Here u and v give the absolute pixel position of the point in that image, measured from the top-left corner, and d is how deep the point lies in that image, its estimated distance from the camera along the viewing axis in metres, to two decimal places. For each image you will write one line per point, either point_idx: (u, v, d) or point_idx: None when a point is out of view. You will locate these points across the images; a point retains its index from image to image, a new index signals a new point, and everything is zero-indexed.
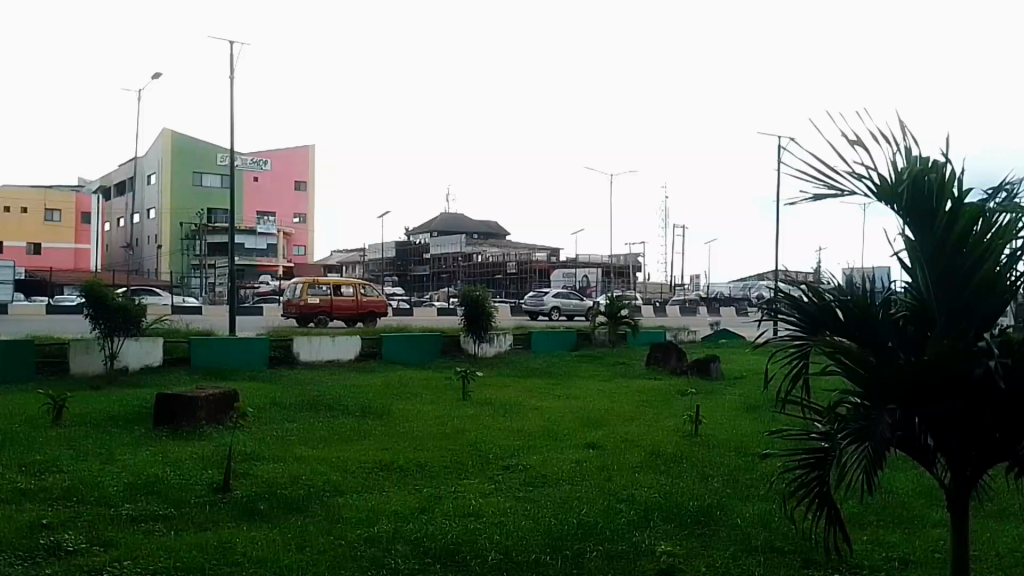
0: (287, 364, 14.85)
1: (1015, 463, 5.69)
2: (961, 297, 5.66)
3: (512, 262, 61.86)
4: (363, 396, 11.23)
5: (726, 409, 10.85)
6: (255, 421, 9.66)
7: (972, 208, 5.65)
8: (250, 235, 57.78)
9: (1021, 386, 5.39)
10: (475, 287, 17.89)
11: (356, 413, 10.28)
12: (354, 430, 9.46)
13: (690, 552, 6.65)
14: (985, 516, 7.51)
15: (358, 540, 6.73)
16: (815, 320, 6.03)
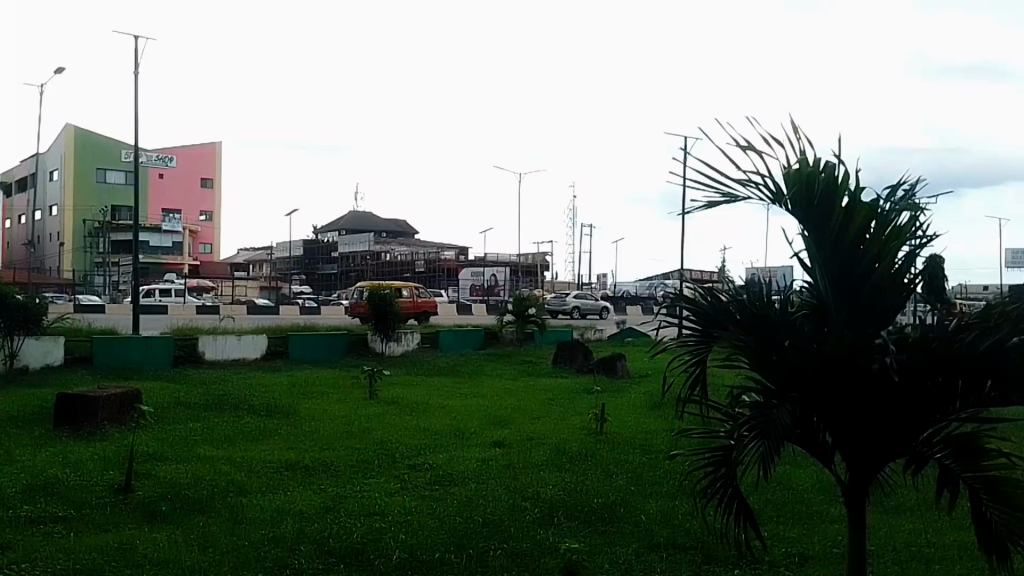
0: (193, 363, 14.75)
1: (911, 458, 6.12)
2: (858, 295, 6.09)
3: (421, 262, 61.91)
4: (273, 395, 11.18)
5: (630, 407, 10.96)
6: (159, 421, 9.58)
7: (868, 209, 6.04)
8: (156, 233, 57.72)
9: (914, 380, 5.85)
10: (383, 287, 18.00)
11: (261, 411, 10.25)
12: (258, 430, 9.41)
13: (593, 549, 6.68)
14: (882, 510, 7.58)
15: (262, 540, 6.67)
16: (716, 318, 6.32)
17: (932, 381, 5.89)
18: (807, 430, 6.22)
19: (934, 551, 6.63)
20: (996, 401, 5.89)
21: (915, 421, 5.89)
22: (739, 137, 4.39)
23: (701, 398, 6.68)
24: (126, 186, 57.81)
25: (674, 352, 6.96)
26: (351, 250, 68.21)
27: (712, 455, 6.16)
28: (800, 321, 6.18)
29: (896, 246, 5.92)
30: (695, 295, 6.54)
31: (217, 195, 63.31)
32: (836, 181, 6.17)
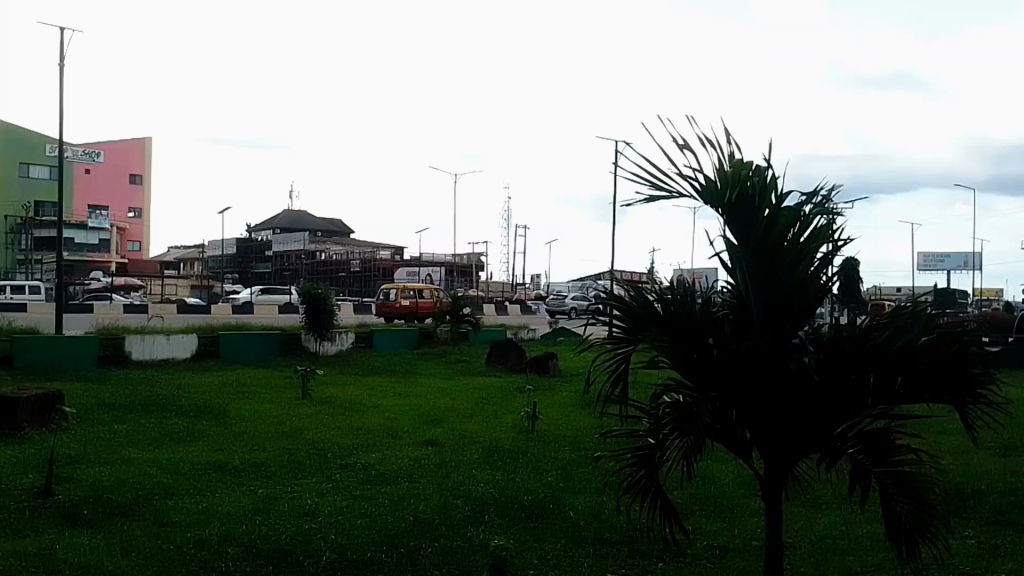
0: (118, 363, 14.44)
1: (825, 453, 6.42)
2: (777, 297, 6.31)
3: (355, 262, 61.80)
4: (202, 395, 11.01)
5: (561, 405, 11.15)
6: (82, 423, 9.33)
7: (790, 212, 6.20)
8: (81, 229, 55.52)
9: (828, 378, 6.15)
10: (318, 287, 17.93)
11: (190, 413, 10.06)
12: (184, 431, 9.26)
13: (521, 545, 6.76)
14: (799, 503, 7.85)
15: (188, 543, 6.54)
16: (642, 319, 6.48)
17: (846, 378, 6.19)
18: (727, 426, 6.44)
19: (846, 542, 6.89)
20: (904, 397, 6.23)
21: (827, 418, 6.20)
22: (675, 135, 4.47)
23: (625, 396, 6.83)
24: (51, 181, 55.75)
25: (600, 352, 7.09)
26: (282, 249, 67.38)
27: (634, 453, 6.32)
28: (722, 322, 6.40)
29: (813, 249, 6.14)
30: (623, 295, 6.67)
31: (145, 192, 61.92)
32: (761, 183, 6.36)
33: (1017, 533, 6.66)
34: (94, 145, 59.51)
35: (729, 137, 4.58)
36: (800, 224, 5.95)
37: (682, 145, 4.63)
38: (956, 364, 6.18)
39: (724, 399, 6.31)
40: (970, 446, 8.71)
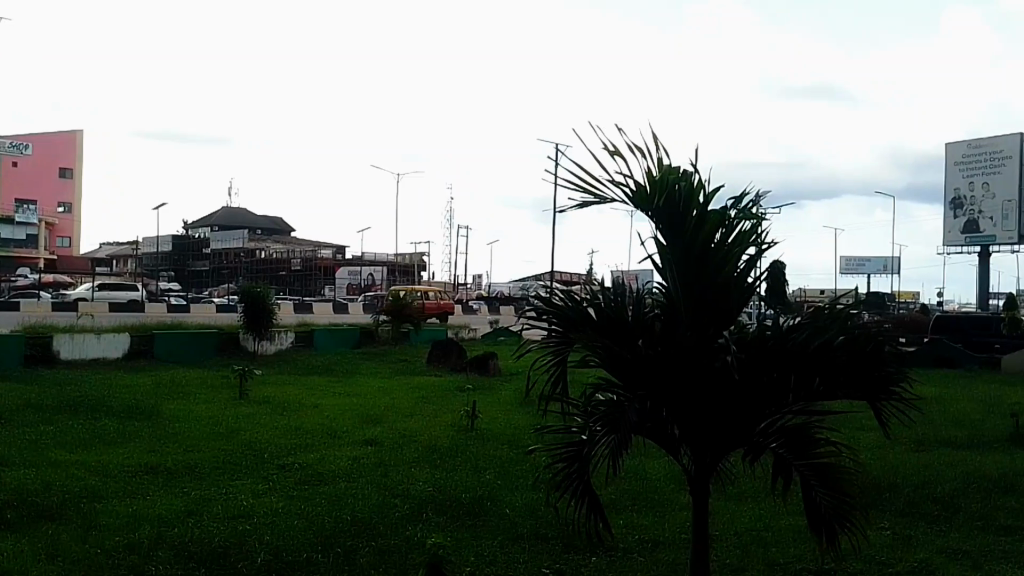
0: (46, 363, 13.98)
1: (749, 449, 6.67)
2: (704, 298, 6.55)
3: (297, 259, 62.97)
4: (133, 396, 10.75)
5: (500, 403, 11.29)
6: (4, 425, 9.00)
7: (716, 215, 6.44)
8: (8, 224, 52.99)
9: (751, 376, 6.40)
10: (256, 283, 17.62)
11: (121, 413, 9.82)
12: (114, 432, 9.05)
13: (458, 543, 6.82)
14: (727, 497, 8.12)
15: (117, 546, 6.39)
16: (575, 319, 6.64)
17: (768, 376, 6.44)
18: (657, 424, 6.65)
19: (770, 534, 7.16)
20: (822, 395, 6.51)
21: (750, 414, 6.45)
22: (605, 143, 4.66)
23: (560, 395, 6.97)
24: None
25: (536, 351, 7.20)
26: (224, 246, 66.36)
27: (566, 449, 6.45)
28: (652, 322, 6.62)
29: (738, 251, 6.39)
30: (557, 296, 6.82)
31: (76, 186, 59.74)
32: (690, 188, 6.63)
33: (928, 523, 7.03)
34: (25, 138, 57.12)
35: (657, 142, 4.67)
36: (724, 227, 6.19)
37: (612, 152, 4.82)
38: (871, 362, 6.51)
39: (652, 397, 6.52)
40: (887, 441, 9.17)
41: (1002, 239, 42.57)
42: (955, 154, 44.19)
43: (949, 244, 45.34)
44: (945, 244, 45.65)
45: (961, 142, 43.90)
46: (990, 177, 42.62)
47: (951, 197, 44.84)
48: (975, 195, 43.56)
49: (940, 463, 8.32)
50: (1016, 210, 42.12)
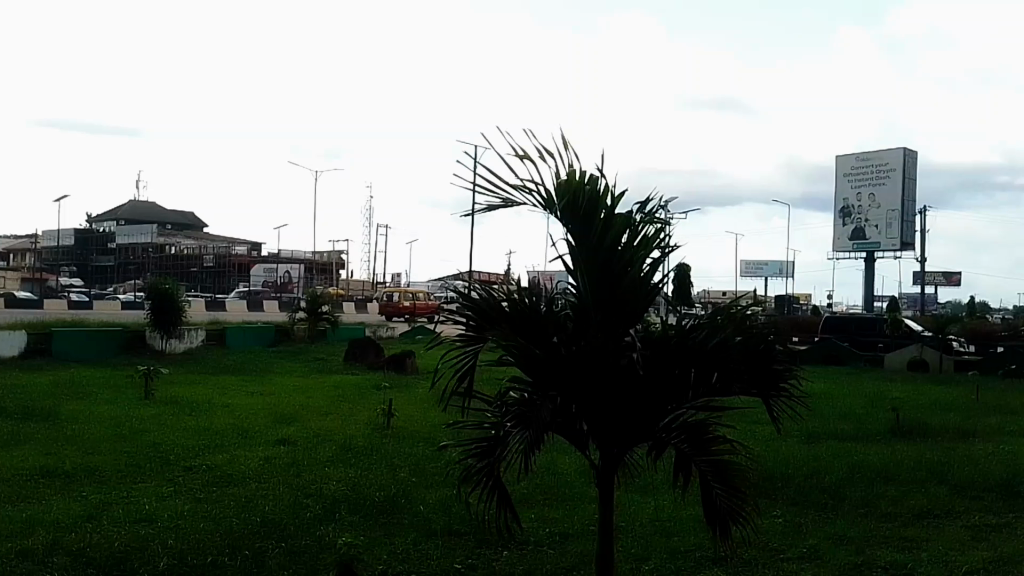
0: None
1: (652, 443, 6.96)
2: (612, 297, 6.84)
3: (210, 255, 61.39)
4: (28, 396, 10.25)
5: (417, 400, 11.37)
6: None
7: (623, 219, 6.76)
8: None
9: (656, 373, 6.70)
10: (166, 278, 16.88)
11: (15, 414, 9.36)
12: (6, 434, 8.61)
13: (369, 541, 6.82)
14: (634, 490, 8.44)
15: (8, 554, 6.08)
16: (490, 317, 6.77)
17: (671, 373, 6.76)
18: (567, 420, 6.86)
19: (673, 524, 7.50)
20: (720, 390, 6.88)
21: (654, 410, 6.75)
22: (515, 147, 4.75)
23: (468, 390, 7.08)
24: None
25: (451, 352, 7.25)
26: (142, 243, 63.56)
27: (477, 446, 6.56)
28: (564, 320, 6.84)
29: (643, 253, 6.72)
30: (472, 295, 6.94)
31: None
32: (598, 192, 6.93)
33: (817, 511, 7.51)
34: None
35: (566, 148, 4.79)
36: (628, 229, 6.51)
37: (523, 156, 4.91)
38: (764, 360, 6.92)
39: (563, 394, 6.73)
40: (785, 435, 9.73)
41: (886, 245, 44.97)
42: (844, 166, 46.88)
43: (839, 250, 47.82)
44: (834, 250, 48.09)
45: (850, 154, 46.52)
46: (876, 188, 45.49)
47: (843, 206, 47.54)
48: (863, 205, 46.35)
49: (830, 454, 8.89)
50: (898, 221, 44.44)
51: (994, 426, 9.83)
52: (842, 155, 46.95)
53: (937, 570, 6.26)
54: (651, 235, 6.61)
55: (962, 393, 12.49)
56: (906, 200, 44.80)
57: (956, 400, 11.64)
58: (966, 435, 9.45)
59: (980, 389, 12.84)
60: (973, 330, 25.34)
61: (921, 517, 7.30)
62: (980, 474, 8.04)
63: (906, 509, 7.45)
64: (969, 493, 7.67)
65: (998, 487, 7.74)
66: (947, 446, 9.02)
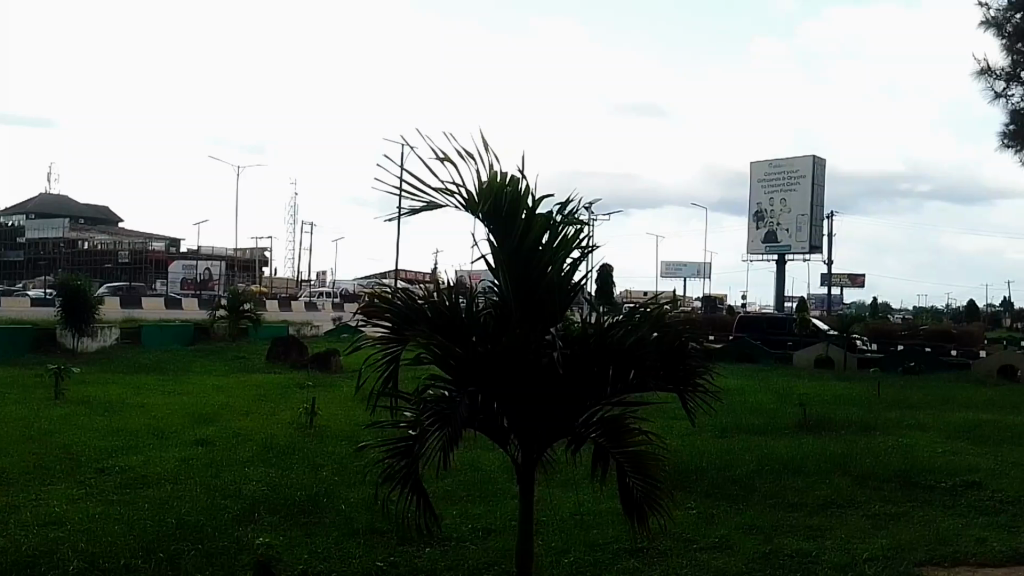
0: None
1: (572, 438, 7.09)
2: (532, 297, 6.94)
3: (126, 252, 59.87)
4: None
5: (339, 399, 11.31)
6: None
7: (542, 220, 6.87)
8: None
9: (575, 371, 6.81)
10: (79, 276, 16.41)
11: None
12: None
13: (289, 542, 6.77)
14: (557, 484, 8.64)
15: None
16: (410, 318, 6.77)
17: (590, 370, 6.86)
18: (488, 416, 6.93)
19: (593, 517, 7.70)
20: (637, 387, 7.04)
21: (573, 407, 6.86)
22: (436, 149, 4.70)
23: (389, 390, 7.04)
24: None
25: (371, 351, 7.22)
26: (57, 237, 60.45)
27: (396, 445, 6.54)
28: (485, 320, 6.90)
29: (562, 254, 6.84)
30: (392, 295, 6.92)
31: None
32: (519, 194, 7.01)
33: (729, 502, 7.83)
34: None
35: (488, 149, 4.78)
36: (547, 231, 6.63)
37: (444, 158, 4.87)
38: (680, 357, 7.11)
39: (483, 391, 6.78)
40: (704, 429, 10.08)
41: (795, 249, 46.53)
42: (759, 171, 48.65)
43: (753, 253, 49.12)
44: (749, 252, 49.40)
45: (763, 161, 48.28)
46: (786, 195, 47.29)
47: (756, 210, 49.11)
48: (774, 210, 48.05)
49: (743, 447, 9.26)
50: (808, 225, 46.22)
51: (891, 419, 10.46)
52: (755, 162, 49.05)
53: (837, 556, 6.62)
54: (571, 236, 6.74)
55: (863, 388, 13.25)
56: (815, 206, 46.67)
57: (857, 394, 12.35)
58: (866, 428, 10.02)
59: (880, 384, 13.64)
60: (874, 328, 26.78)
61: (825, 506, 7.69)
62: (880, 465, 8.53)
63: (812, 499, 7.83)
64: (870, 483, 8.13)
65: (895, 477, 8.24)
66: (850, 438, 9.55)
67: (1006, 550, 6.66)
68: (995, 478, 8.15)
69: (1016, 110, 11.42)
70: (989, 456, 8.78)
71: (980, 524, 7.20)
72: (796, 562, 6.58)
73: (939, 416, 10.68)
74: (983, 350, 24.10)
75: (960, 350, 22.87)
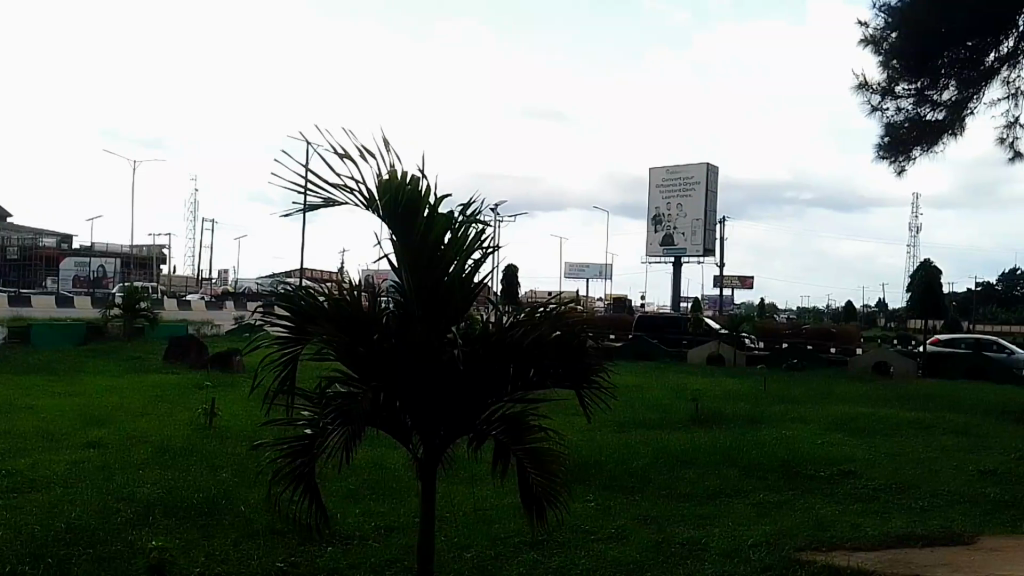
0: None
1: (474, 435, 6.56)
2: (432, 296, 6.38)
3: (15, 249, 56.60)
4: None
5: (238, 399, 11.20)
6: None
7: (443, 218, 6.36)
8: None
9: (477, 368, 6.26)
10: None
11: None
12: None
13: (185, 545, 6.65)
14: (463, 480, 8.85)
15: None
16: (308, 316, 6.18)
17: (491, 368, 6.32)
18: (390, 414, 6.40)
19: (496, 512, 7.92)
20: (538, 384, 6.54)
21: (474, 404, 6.33)
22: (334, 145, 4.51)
23: (288, 390, 6.51)
24: None
25: (269, 348, 6.69)
26: None
27: (292, 443, 6.11)
28: (383, 318, 6.29)
29: (465, 252, 6.33)
30: (291, 292, 6.31)
31: None
32: (420, 191, 6.47)
33: (625, 495, 8.15)
34: None
35: (390, 147, 4.62)
36: (448, 229, 6.16)
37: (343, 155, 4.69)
38: (582, 352, 6.64)
39: (386, 387, 6.28)
40: (604, 424, 10.46)
41: (690, 252, 48.14)
42: (657, 178, 50.23)
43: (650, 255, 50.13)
44: (647, 254, 50.25)
45: (660, 167, 50.12)
46: (683, 199, 49.10)
47: (653, 215, 50.46)
48: (671, 216, 49.74)
49: (641, 442, 9.65)
50: (701, 230, 48.03)
51: (777, 413, 11.07)
52: (654, 167, 50.46)
53: (726, 543, 7.00)
54: (475, 236, 6.30)
55: (750, 383, 13.94)
56: (709, 212, 48.53)
57: (743, 389, 13.05)
58: (753, 421, 10.61)
59: (767, 380, 14.38)
60: (763, 326, 28.20)
61: (715, 496, 8.12)
62: (766, 456, 9.05)
63: (703, 489, 8.25)
64: (756, 473, 8.62)
65: (780, 468, 8.75)
66: (740, 431, 10.08)
67: (876, 533, 7.18)
68: (869, 466, 8.79)
69: (891, 123, 12.27)
70: (863, 447, 9.45)
71: (854, 510, 7.74)
72: (686, 549, 6.93)
73: (821, 409, 11.40)
74: (858, 347, 25.92)
75: (840, 349, 24.34)
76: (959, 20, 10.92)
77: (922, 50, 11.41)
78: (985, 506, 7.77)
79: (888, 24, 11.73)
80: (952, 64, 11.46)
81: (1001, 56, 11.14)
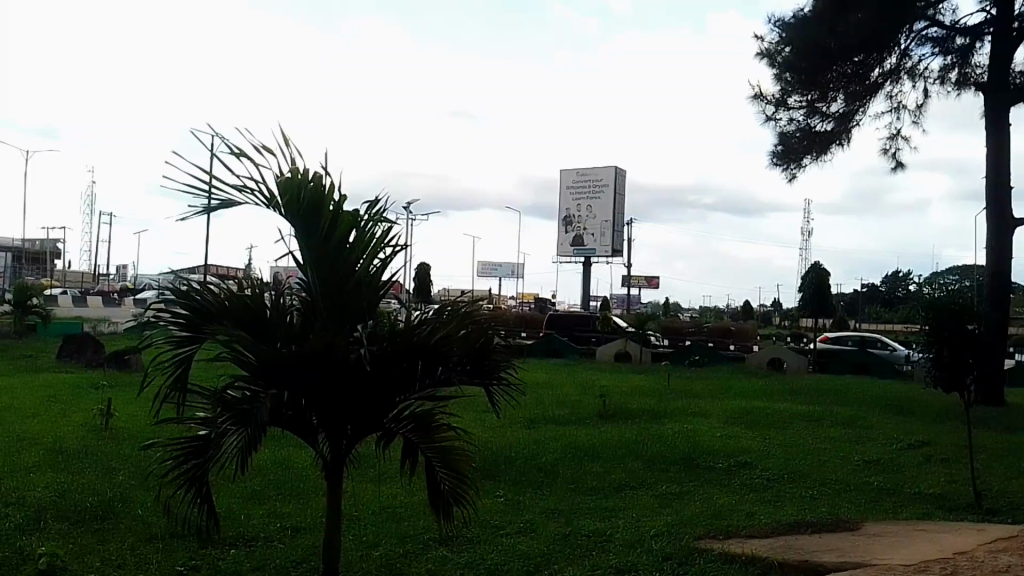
0: None
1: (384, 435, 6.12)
2: (340, 297, 6.04)
3: None
4: None
5: (135, 399, 10.91)
6: None
7: (351, 217, 6.06)
8: None
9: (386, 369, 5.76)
10: None
11: None
12: None
13: (77, 550, 6.42)
14: (372, 480, 8.87)
15: None
16: (206, 314, 5.74)
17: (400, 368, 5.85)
18: (294, 414, 5.93)
19: (407, 510, 7.96)
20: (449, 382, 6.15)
21: (382, 405, 5.91)
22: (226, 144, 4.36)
23: (183, 390, 6.04)
24: None
25: (162, 347, 6.15)
26: None
27: (188, 443, 5.62)
28: (287, 320, 5.88)
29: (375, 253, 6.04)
30: (188, 289, 5.86)
31: None
32: (324, 188, 6.09)
33: (533, 490, 8.34)
34: None
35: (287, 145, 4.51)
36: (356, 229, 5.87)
37: (237, 153, 4.54)
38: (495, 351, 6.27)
39: (289, 386, 5.76)
40: (511, 422, 10.66)
41: (601, 253, 49.09)
42: (567, 178, 50.87)
43: (563, 255, 50.75)
44: (557, 254, 50.97)
45: (571, 169, 50.76)
46: (592, 203, 50.22)
47: (565, 215, 51.27)
48: (581, 217, 50.72)
49: (545, 437, 9.93)
50: (609, 230, 49.12)
51: (679, 408, 11.53)
52: (566, 170, 51.12)
53: (629, 534, 7.24)
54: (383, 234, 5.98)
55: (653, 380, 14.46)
56: (618, 214, 49.68)
57: (642, 386, 13.51)
58: (654, 415, 11.06)
59: (671, 377, 14.88)
60: (667, 327, 28.20)
61: (621, 489, 8.39)
62: (670, 451, 9.42)
63: (609, 482, 8.53)
64: (657, 466, 8.97)
65: (683, 461, 9.13)
66: (644, 426, 10.44)
67: (768, 520, 7.57)
68: (763, 458, 9.28)
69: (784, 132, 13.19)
70: (759, 440, 9.93)
71: (752, 500, 8.13)
72: (592, 541, 7.13)
73: (719, 404, 11.93)
74: (758, 346, 27.01)
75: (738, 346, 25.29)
76: (847, 37, 11.72)
77: (812, 66, 12.19)
78: (868, 493, 8.31)
79: (782, 38, 12.49)
80: (840, 78, 12.32)
81: (882, 72, 12.14)
